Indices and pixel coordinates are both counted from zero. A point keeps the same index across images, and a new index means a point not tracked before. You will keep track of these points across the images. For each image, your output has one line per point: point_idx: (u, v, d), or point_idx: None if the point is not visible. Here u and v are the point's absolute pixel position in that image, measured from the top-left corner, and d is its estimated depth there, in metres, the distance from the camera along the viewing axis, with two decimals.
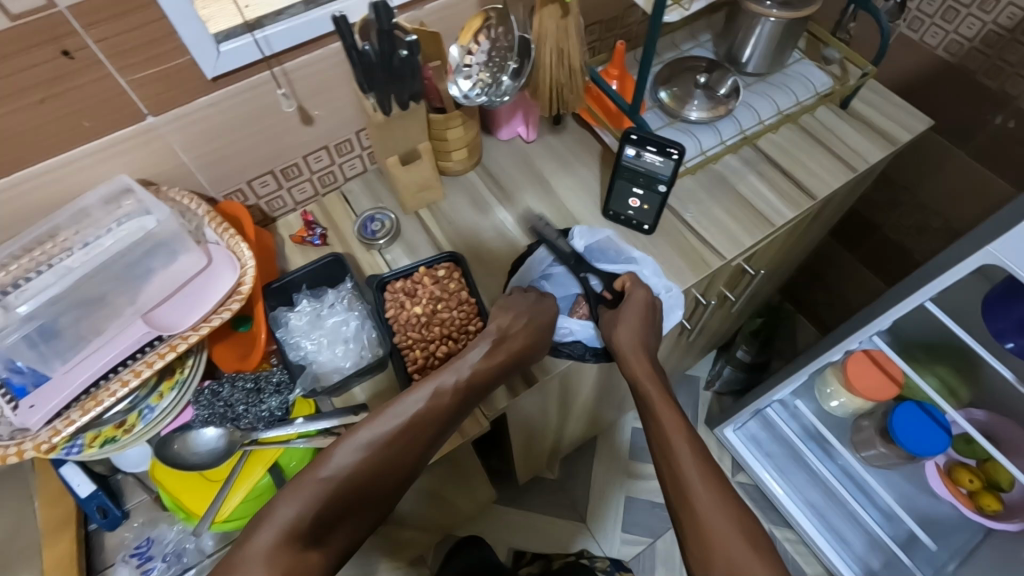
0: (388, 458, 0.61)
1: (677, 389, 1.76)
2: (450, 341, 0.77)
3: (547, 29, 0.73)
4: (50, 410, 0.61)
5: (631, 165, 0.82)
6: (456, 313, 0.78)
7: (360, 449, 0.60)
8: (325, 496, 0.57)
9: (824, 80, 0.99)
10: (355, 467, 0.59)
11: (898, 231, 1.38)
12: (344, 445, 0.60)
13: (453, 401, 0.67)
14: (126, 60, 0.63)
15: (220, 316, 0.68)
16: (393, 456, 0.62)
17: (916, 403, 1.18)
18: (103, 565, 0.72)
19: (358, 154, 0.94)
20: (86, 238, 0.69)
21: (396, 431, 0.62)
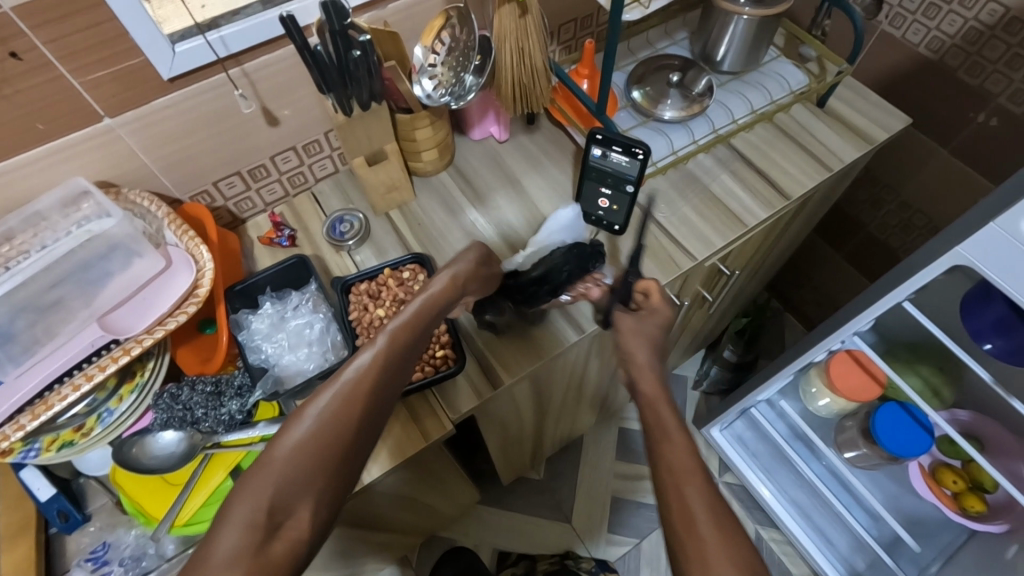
0: (360, 421, 0.53)
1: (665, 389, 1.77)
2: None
3: (506, 29, 0.71)
4: (1, 415, 0.61)
5: (598, 166, 0.81)
6: None
7: (310, 425, 0.50)
8: (282, 481, 0.48)
9: (800, 78, 0.98)
10: (315, 442, 0.50)
11: (883, 230, 1.37)
12: (296, 423, 0.50)
13: (412, 349, 0.59)
14: (78, 61, 0.62)
15: (176, 320, 0.68)
16: (357, 425, 0.52)
17: (897, 404, 1.18)
18: (61, 569, 0.71)
19: (328, 154, 0.93)
20: (44, 241, 0.69)
21: (352, 397, 0.52)
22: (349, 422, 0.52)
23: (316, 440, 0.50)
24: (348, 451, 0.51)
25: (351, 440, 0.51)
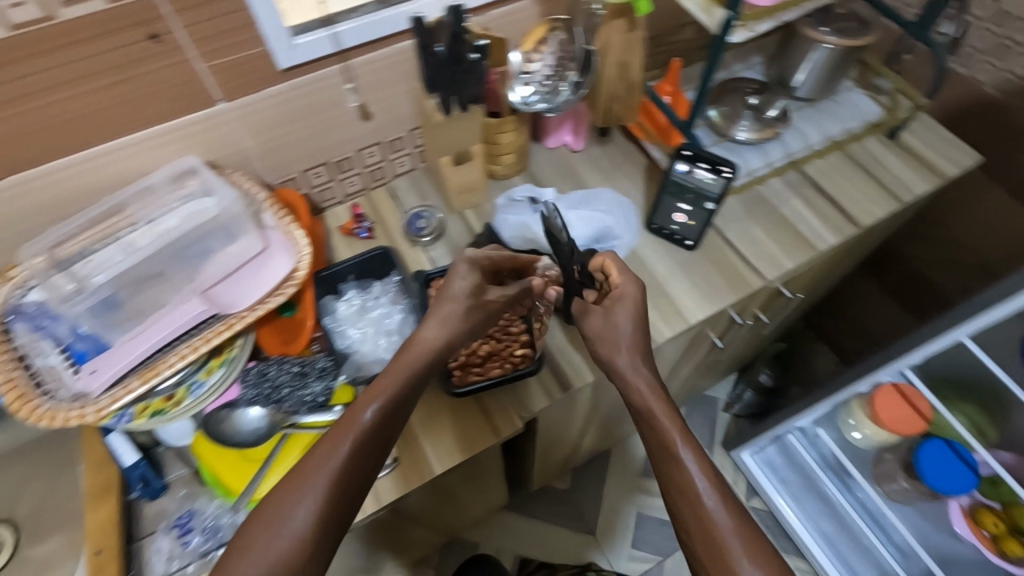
0: (373, 449, 0.57)
1: (693, 411, 1.71)
2: (490, 339, 0.78)
3: (613, 40, 0.73)
4: (110, 377, 0.63)
5: (681, 180, 0.83)
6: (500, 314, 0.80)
7: (349, 441, 0.56)
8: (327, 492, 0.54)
9: (875, 111, 1.00)
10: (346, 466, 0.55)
11: (928, 265, 1.37)
12: (334, 439, 0.56)
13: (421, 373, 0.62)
14: (206, 47, 0.65)
15: (276, 299, 0.71)
16: (382, 440, 0.58)
17: (943, 441, 1.15)
18: (143, 532, 0.73)
19: (408, 152, 0.95)
20: (151, 214, 0.70)
21: (380, 416, 0.58)
22: (331, 486, 0.54)
23: (308, 500, 0.53)
24: (336, 512, 0.55)
25: (330, 504, 0.54)
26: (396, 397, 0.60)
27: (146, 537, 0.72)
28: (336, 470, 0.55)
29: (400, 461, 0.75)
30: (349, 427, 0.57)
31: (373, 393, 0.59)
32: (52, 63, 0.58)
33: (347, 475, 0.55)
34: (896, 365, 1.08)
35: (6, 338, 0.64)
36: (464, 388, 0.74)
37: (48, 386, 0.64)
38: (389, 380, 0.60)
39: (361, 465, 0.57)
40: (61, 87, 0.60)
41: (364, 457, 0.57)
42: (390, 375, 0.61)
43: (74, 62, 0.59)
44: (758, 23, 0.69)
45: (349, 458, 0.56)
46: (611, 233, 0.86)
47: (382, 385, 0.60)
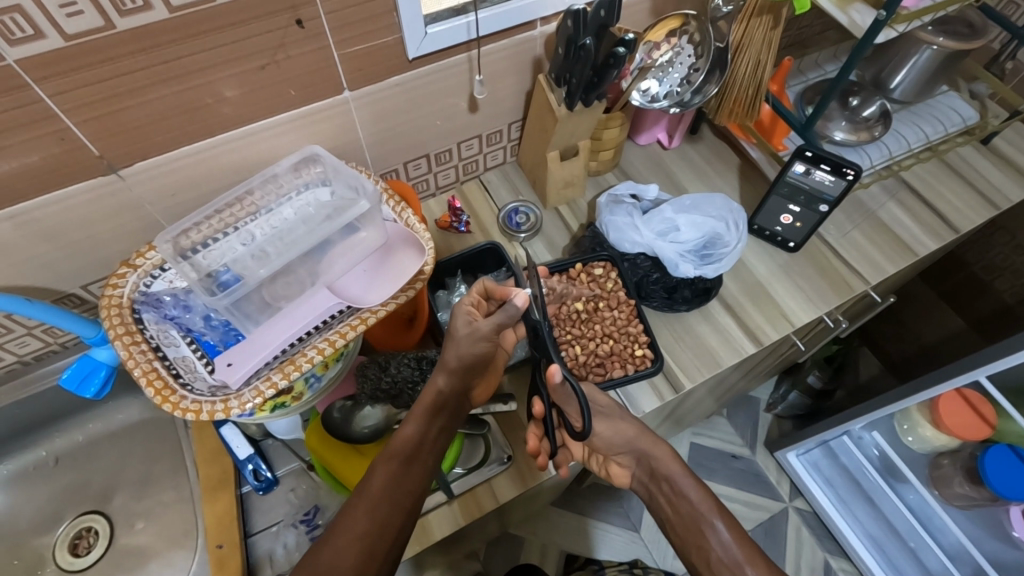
0: (394, 507, 0.57)
1: (734, 410, 1.63)
2: (608, 340, 0.77)
3: (753, 37, 0.75)
4: (247, 371, 0.62)
5: (796, 182, 0.81)
6: (616, 313, 0.79)
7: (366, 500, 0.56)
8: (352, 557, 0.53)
9: (971, 114, 0.98)
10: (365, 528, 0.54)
11: (990, 270, 1.36)
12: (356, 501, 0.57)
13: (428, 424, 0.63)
14: (346, 33, 0.64)
15: (406, 294, 0.68)
16: (401, 498, 0.58)
17: (1006, 445, 1.12)
18: (259, 526, 0.72)
19: (503, 146, 0.94)
20: (270, 204, 0.71)
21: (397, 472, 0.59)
22: (349, 545, 0.53)
23: (330, 559, 0.52)
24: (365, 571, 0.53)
25: (345, 563, 0.52)
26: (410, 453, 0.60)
27: (262, 530, 0.72)
28: (355, 531, 0.54)
29: (513, 459, 0.75)
30: (367, 488, 0.57)
31: (388, 456, 0.60)
32: (202, 46, 0.57)
33: (365, 534, 0.54)
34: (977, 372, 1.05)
35: (137, 327, 0.62)
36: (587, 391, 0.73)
37: (185, 378, 0.61)
38: (400, 438, 0.61)
39: (386, 523, 0.56)
40: (204, 71, 0.59)
41: (385, 512, 0.56)
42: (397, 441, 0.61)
43: (222, 45, 0.58)
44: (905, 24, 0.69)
45: (367, 516, 0.55)
46: (721, 239, 0.84)
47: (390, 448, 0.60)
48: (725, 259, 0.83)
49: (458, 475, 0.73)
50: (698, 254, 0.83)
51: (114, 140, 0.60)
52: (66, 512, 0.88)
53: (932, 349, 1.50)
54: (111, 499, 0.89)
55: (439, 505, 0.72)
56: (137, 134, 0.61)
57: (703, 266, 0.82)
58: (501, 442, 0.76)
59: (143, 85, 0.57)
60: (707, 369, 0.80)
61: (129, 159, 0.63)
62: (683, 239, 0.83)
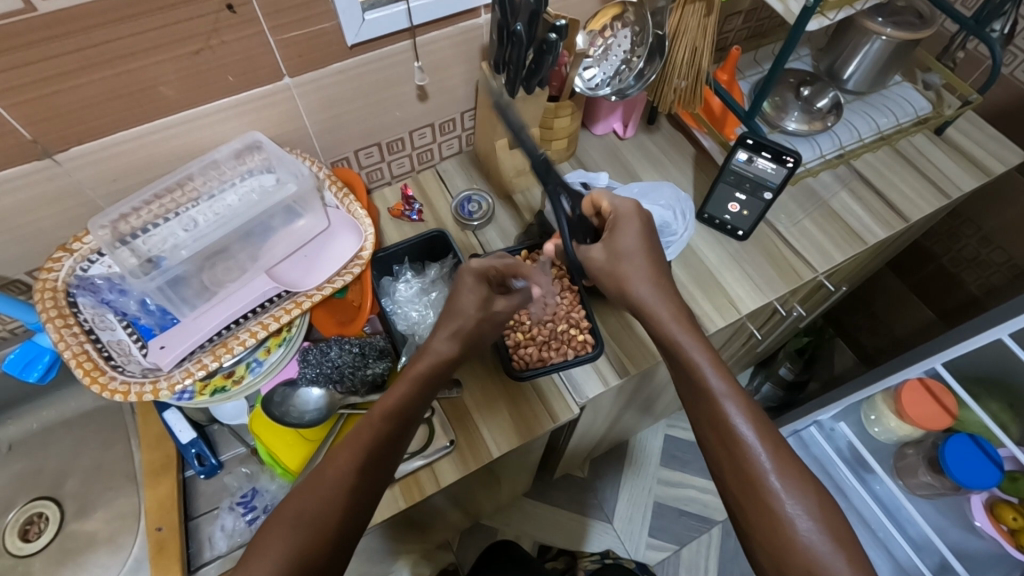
0: (379, 463, 0.55)
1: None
2: (547, 325, 0.78)
3: (688, 25, 0.76)
4: (179, 354, 0.65)
5: (740, 170, 0.84)
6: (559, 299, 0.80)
7: (355, 455, 0.54)
8: (330, 510, 0.52)
9: (923, 104, 0.99)
10: (346, 480, 0.53)
11: (957, 262, 1.34)
12: (344, 448, 0.55)
13: (423, 386, 0.60)
14: (280, 19, 0.64)
15: (343, 279, 0.73)
16: (387, 457, 0.56)
17: (968, 436, 1.09)
18: (199, 511, 0.73)
19: (458, 134, 0.94)
20: (212, 190, 0.72)
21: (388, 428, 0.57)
22: (335, 504, 0.52)
23: (321, 513, 0.51)
24: (344, 527, 0.52)
25: (332, 523, 0.51)
26: (403, 410, 0.58)
27: (204, 514, 0.73)
28: (343, 487, 0.53)
29: (457, 443, 0.75)
30: (356, 439, 0.56)
31: (384, 414, 0.57)
32: (131, 30, 0.57)
33: (351, 493, 0.53)
34: (935, 359, 1.04)
35: (71, 311, 0.63)
36: (529, 372, 0.74)
37: (117, 360, 0.64)
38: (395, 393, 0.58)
39: (370, 480, 0.54)
40: (137, 55, 0.59)
41: (373, 475, 0.55)
42: (391, 394, 0.59)
43: (154, 29, 0.58)
44: (835, 12, 0.74)
45: (356, 478, 0.54)
46: (669, 228, 0.84)
47: (385, 406, 0.58)
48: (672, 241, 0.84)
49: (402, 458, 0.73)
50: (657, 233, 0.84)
51: (46, 125, 0.60)
52: (19, 498, 0.89)
53: (903, 342, 1.50)
54: (65, 487, 0.89)
55: None
56: (71, 119, 0.61)
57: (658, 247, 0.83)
58: (445, 426, 0.76)
59: (73, 69, 0.57)
60: (643, 360, 0.81)
61: (64, 144, 0.63)
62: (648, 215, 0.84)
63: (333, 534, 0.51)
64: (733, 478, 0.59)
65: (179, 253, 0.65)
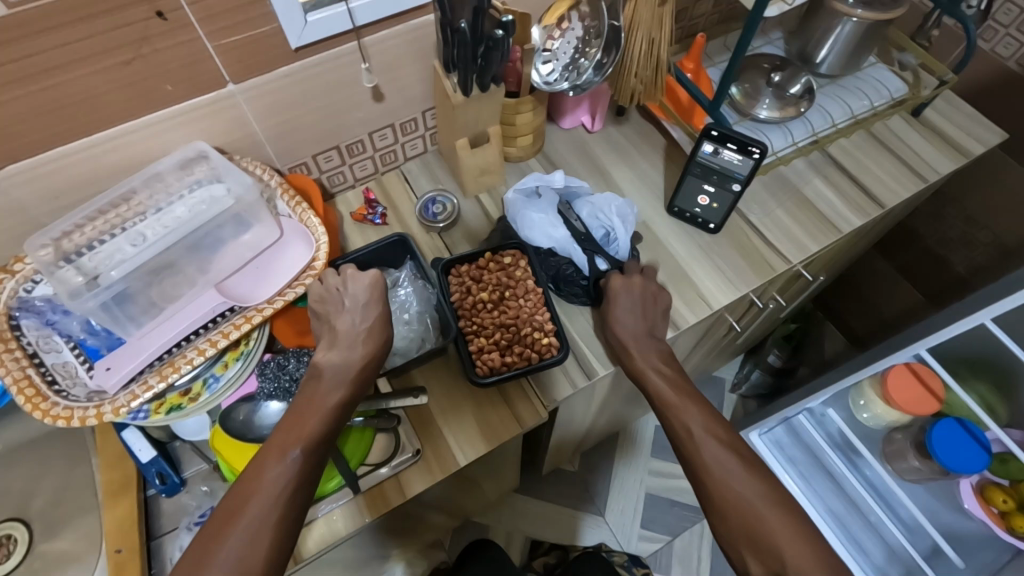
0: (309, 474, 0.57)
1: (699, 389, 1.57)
2: (510, 329, 0.76)
3: (642, 16, 0.73)
4: (125, 375, 0.63)
5: (706, 162, 0.82)
6: (523, 302, 0.78)
7: (282, 471, 0.55)
8: (265, 526, 0.53)
9: (898, 85, 0.96)
10: (278, 491, 0.54)
11: (943, 244, 1.32)
12: (270, 458, 0.56)
13: (343, 397, 0.61)
14: (214, 24, 0.61)
15: (294, 291, 0.71)
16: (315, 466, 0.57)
17: (955, 420, 1.08)
18: (161, 530, 0.73)
19: (421, 134, 0.92)
20: (159, 203, 0.70)
21: (308, 441, 0.58)
22: (272, 520, 0.53)
23: (263, 525, 0.53)
24: (277, 541, 0.53)
25: (272, 537, 0.53)
26: (320, 423, 0.59)
27: (166, 533, 0.73)
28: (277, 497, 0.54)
29: (422, 452, 0.74)
30: (272, 457, 0.56)
31: (293, 429, 0.58)
32: (56, 41, 0.55)
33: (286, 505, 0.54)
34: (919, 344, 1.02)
35: (12, 334, 0.63)
36: (492, 378, 0.72)
37: (61, 385, 0.63)
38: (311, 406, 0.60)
39: (293, 493, 0.55)
40: (66, 67, 0.57)
41: (308, 486, 0.56)
42: (310, 408, 0.60)
43: (81, 40, 0.56)
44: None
45: (295, 485, 0.55)
46: (613, 237, 0.85)
47: (307, 421, 0.59)
48: (618, 253, 0.85)
49: (366, 470, 0.72)
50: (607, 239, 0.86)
51: None
52: None
53: (891, 326, 1.48)
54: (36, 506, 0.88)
55: (346, 503, 0.71)
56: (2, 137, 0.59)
57: (601, 252, 0.83)
58: (410, 436, 0.75)
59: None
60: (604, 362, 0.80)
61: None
62: (598, 209, 0.86)
63: (275, 549, 0.52)
64: (722, 521, 0.62)
65: (121, 268, 0.62)
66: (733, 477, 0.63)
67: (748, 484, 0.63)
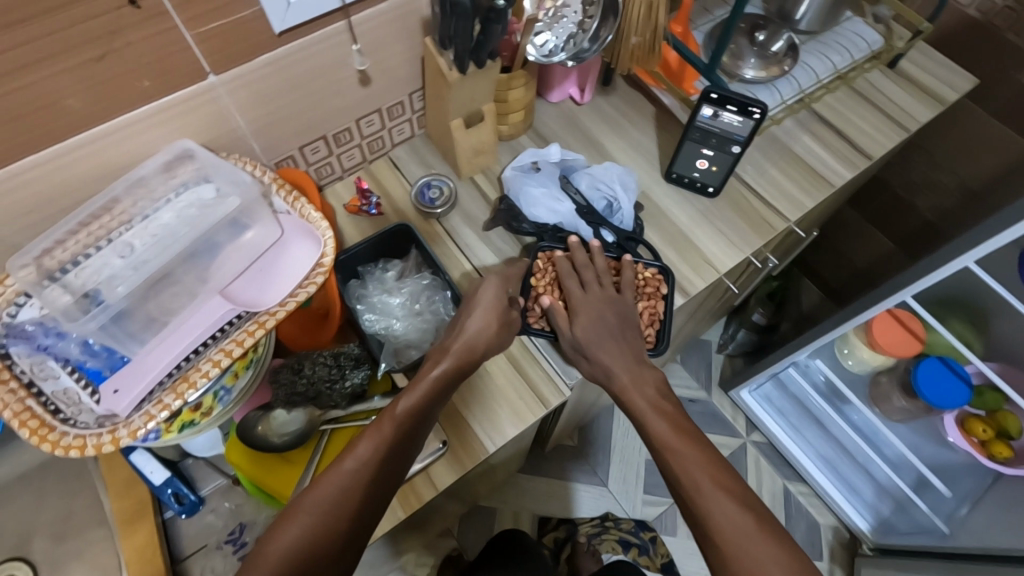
0: (384, 469, 0.58)
1: (688, 353, 1.60)
2: None
3: None
4: (136, 396, 0.59)
5: (705, 126, 0.82)
6: None
7: (358, 459, 0.57)
8: (328, 516, 0.54)
9: (874, 38, 0.97)
10: (349, 480, 0.56)
11: (913, 192, 1.36)
12: (355, 443, 0.59)
13: (431, 395, 0.63)
14: (192, 11, 0.57)
15: (306, 291, 0.67)
16: (390, 462, 0.58)
17: (937, 358, 1.12)
18: (184, 552, 0.70)
19: (408, 117, 0.89)
20: (145, 210, 0.65)
21: (392, 435, 0.59)
22: (344, 510, 0.55)
23: (331, 510, 0.54)
24: (337, 532, 0.54)
25: (337, 530, 0.54)
26: (406, 420, 0.61)
27: (192, 555, 0.69)
28: (351, 484, 0.56)
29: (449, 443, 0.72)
30: (358, 445, 0.58)
31: (381, 420, 0.60)
32: (23, 37, 0.49)
33: (356, 498, 0.55)
34: (902, 292, 1.04)
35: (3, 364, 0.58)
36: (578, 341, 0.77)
37: (66, 413, 0.59)
38: (399, 405, 0.61)
39: (363, 483, 0.56)
40: (34, 66, 0.51)
41: (380, 483, 0.57)
42: (401, 398, 0.62)
43: (50, 35, 0.50)
44: None
45: (369, 478, 0.57)
46: (615, 207, 0.84)
47: (399, 412, 0.61)
48: (623, 223, 0.84)
49: None
50: (610, 209, 0.85)
51: None
52: None
53: (866, 274, 1.53)
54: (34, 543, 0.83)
55: None
56: None
57: (604, 224, 0.83)
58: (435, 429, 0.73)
59: None
60: (698, 279, 0.83)
61: None
62: (598, 178, 0.85)
63: (335, 537, 0.54)
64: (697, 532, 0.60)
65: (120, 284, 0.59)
66: (743, 533, 0.57)
67: (755, 537, 0.57)
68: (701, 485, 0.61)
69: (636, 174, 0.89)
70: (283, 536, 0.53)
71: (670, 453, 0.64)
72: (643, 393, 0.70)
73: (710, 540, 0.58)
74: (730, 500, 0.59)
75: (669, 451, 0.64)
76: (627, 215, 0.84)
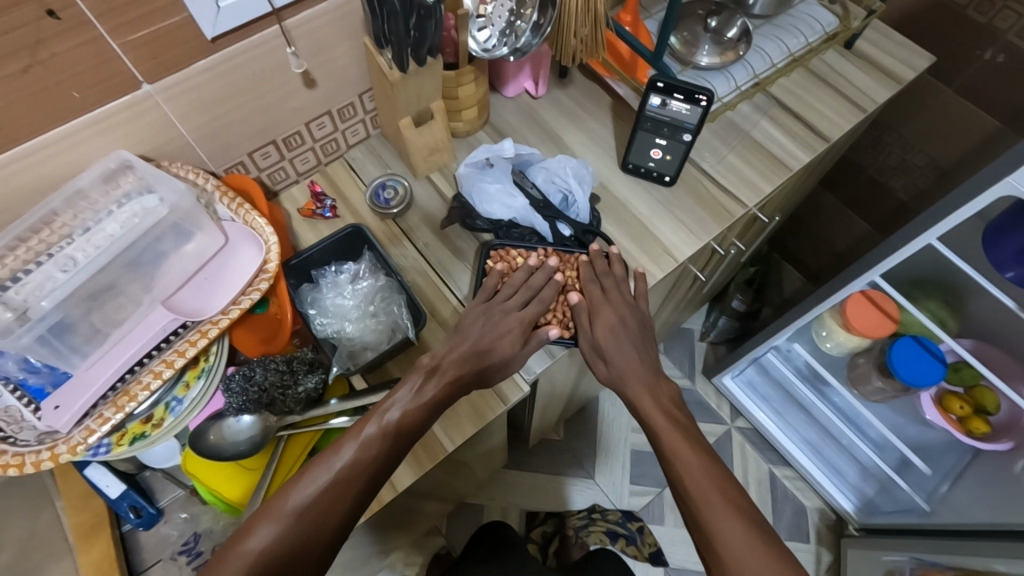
0: (370, 475, 0.60)
1: (670, 342, 1.60)
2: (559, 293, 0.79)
3: None
4: (78, 409, 0.59)
5: (655, 115, 0.82)
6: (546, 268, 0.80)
7: (347, 462, 0.59)
8: (311, 515, 0.56)
9: (829, 20, 0.96)
10: (336, 483, 0.58)
11: (884, 172, 1.35)
12: (346, 444, 0.61)
13: (424, 405, 0.65)
14: (116, 20, 0.56)
15: (249, 297, 0.68)
16: (378, 469, 0.60)
17: (912, 338, 1.11)
18: (143, 563, 0.71)
19: (361, 118, 0.88)
20: (86, 222, 0.64)
21: (383, 441, 0.62)
22: (327, 513, 0.56)
23: (316, 512, 0.56)
24: (318, 533, 0.56)
25: (318, 532, 0.56)
26: (398, 428, 0.63)
27: (151, 567, 0.70)
28: (338, 488, 0.58)
29: None
30: (350, 448, 0.60)
31: (377, 426, 0.62)
32: None
33: (341, 502, 0.57)
34: (871, 272, 1.04)
35: None
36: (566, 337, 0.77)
37: (8, 431, 0.59)
38: (392, 413, 0.63)
39: (351, 487, 0.58)
40: None
41: (365, 489, 0.59)
42: (394, 404, 0.64)
43: None
44: None
45: (357, 484, 0.59)
46: (570, 199, 0.84)
47: (393, 420, 0.63)
48: (579, 216, 0.84)
49: None
50: (566, 201, 0.84)
51: None
52: None
53: (842, 256, 1.53)
54: None
55: None
56: None
57: (559, 217, 0.83)
58: None
59: None
60: (658, 268, 0.83)
61: None
62: (552, 171, 0.85)
63: (315, 539, 0.55)
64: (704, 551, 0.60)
65: (53, 295, 0.58)
66: (746, 550, 0.58)
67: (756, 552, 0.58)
68: (711, 504, 0.61)
69: (593, 166, 0.89)
70: (263, 531, 0.54)
71: (676, 473, 0.65)
72: (655, 401, 0.72)
73: (715, 553, 0.59)
74: (733, 514, 0.60)
75: (677, 466, 0.65)
76: (581, 206, 0.84)
